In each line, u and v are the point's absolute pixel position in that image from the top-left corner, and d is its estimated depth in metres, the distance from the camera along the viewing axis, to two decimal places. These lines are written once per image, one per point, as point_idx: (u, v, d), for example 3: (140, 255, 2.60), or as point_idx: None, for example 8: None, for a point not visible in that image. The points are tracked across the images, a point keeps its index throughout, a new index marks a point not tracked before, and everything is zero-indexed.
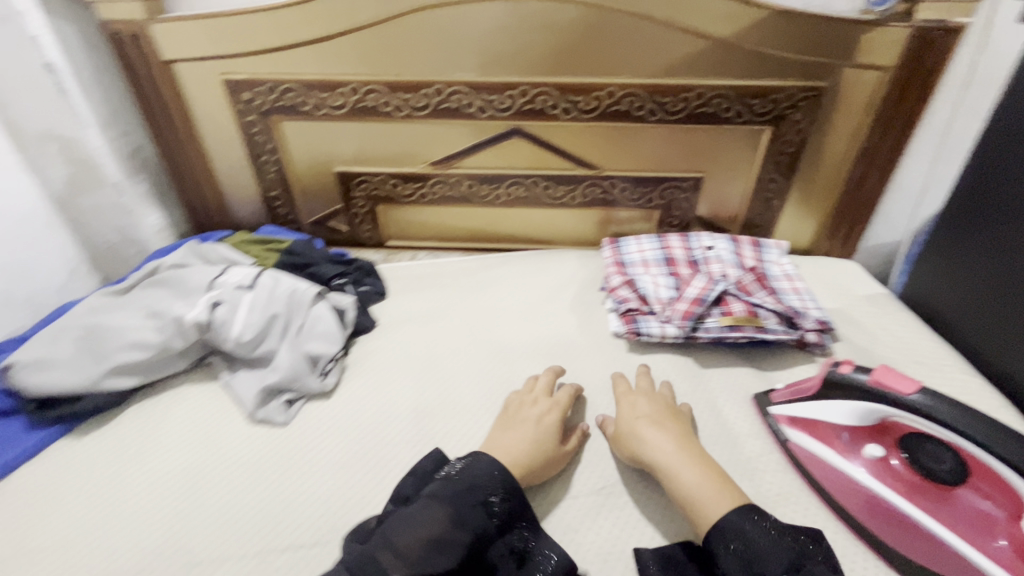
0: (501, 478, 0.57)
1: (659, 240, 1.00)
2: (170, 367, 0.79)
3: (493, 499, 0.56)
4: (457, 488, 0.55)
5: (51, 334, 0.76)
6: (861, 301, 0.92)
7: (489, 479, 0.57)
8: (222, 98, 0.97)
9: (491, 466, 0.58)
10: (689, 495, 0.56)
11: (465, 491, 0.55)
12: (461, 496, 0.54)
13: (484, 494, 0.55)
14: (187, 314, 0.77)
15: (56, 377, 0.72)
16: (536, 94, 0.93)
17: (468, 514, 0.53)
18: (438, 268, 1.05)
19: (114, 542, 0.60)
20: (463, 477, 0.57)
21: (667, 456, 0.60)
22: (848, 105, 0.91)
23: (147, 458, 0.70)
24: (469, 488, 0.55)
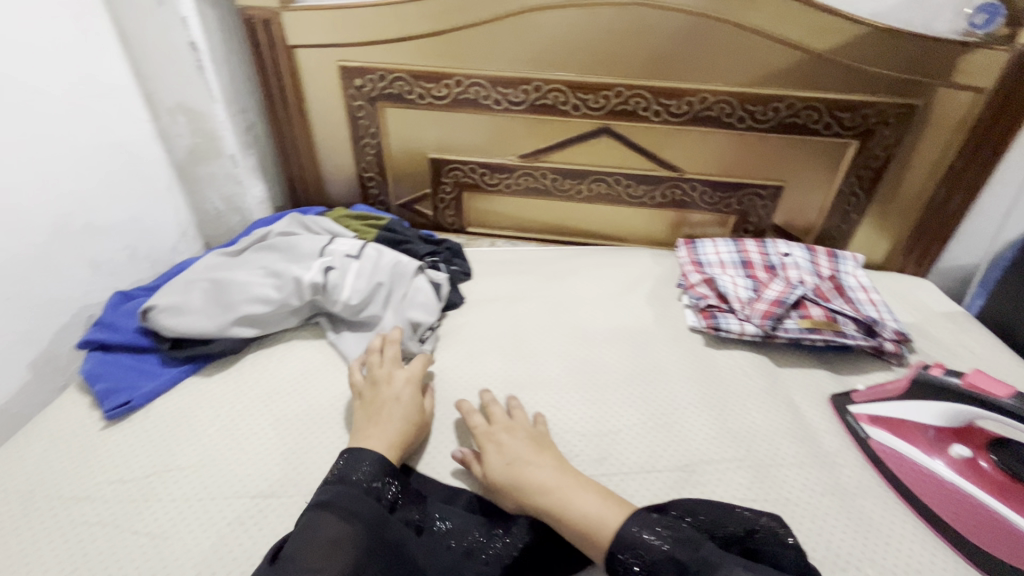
0: (380, 469, 0.61)
1: (736, 243, 1.03)
2: (284, 323, 0.86)
3: (379, 486, 0.59)
4: (341, 487, 0.57)
5: (182, 284, 0.85)
6: (938, 318, 0.94)
7: (370, 471, 0.60)
8: (335, 83, 1.06)
9: (356, 459, 0.61)
10: (584, 517, 0.56)
11: (354, 489, 0.57)
12: (346, 494, 0.56)
13: (367, 481, 0.59)
14: (305, 276, 0.84)
15: (190, 322, 0.80)
16: (631, 96, 0.98)
17: (358, 505, 0.55)
18: (518, 255, 1.11)
19: (246, 468, 0.67)
20: (344, 476, 0.59)
21: (556, 481, 0.59)
22: (939, 124, 0.93)
23: (269, 399, 0.77)
24: (353, 483, 0.58)
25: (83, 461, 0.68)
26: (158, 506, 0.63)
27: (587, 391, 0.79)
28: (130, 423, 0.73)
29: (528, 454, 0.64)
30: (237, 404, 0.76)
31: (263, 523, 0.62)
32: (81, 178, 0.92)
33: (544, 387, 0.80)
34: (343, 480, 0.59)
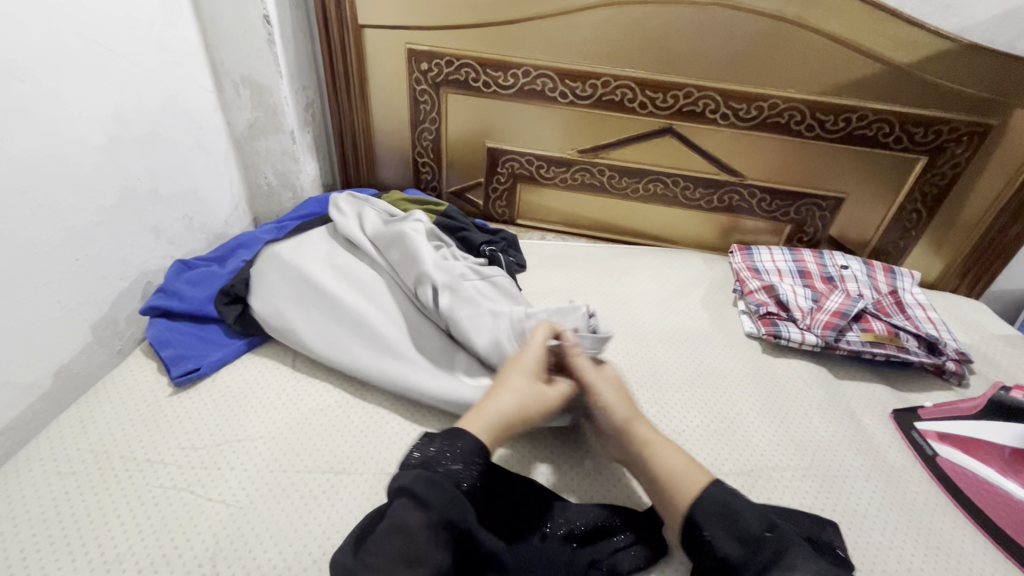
0: (472, 461, 0.54)
1: (793, 253, 1.03)
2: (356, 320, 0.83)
3: (466, 480, 0.53)
4: (421, 470, 0.51)
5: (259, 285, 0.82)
6: (996, 340, 0.93)
7: (460, 460, 0.53)
8: (401, 65, 1.06)
9: (446, 440, 0.55)
10: (668, 470, 0.57)
11: (441, 480, 0.51)
12: (426, 479, 0.50)
13: (452, 468, 0.53)
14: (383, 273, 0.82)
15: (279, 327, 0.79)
16: (700, 97, 0.97)
17: (437, 495, 0.50)
18: (569, 250, 1.11)
19: (316, 443, 0.67)
20: (435, 462, 0.53)
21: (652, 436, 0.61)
22: (1013, 146, 0.92)
23: (333, 378, 0.77)
24: (435, 468, 0.52)
25: (154, 425, 0.68)
26: (231, 475, 0.63)
27: (650, 391, 0.79)
28: (198, 392, 0.73)
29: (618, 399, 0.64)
30: (302, 379, 0.76)
31: (335, 499, 0.62)
32: (148, 143, 0.92)
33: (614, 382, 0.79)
34: (427, 465, 0.53)
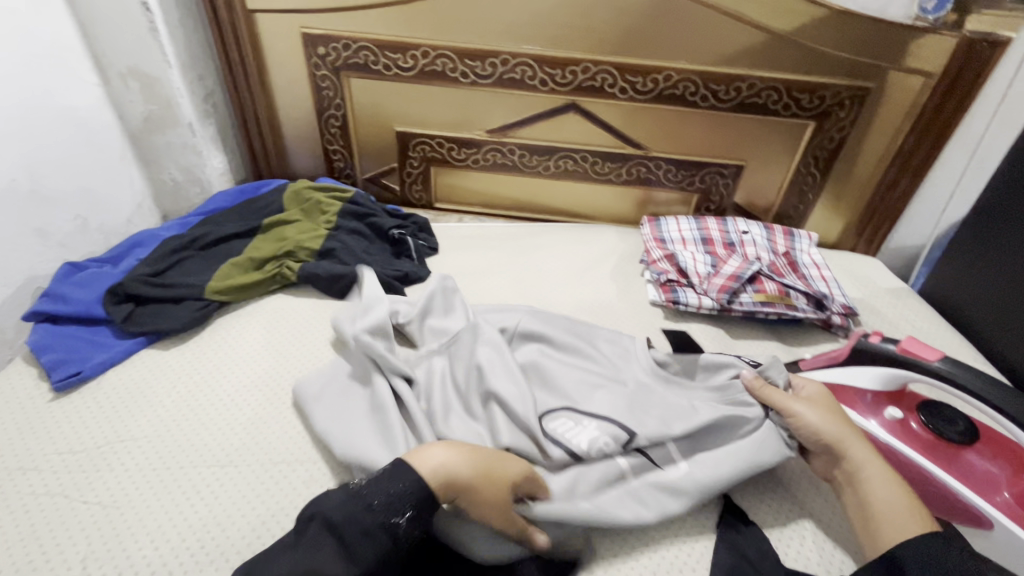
0: (418, 495, 0.51)
1: (698, 221, 1.06)
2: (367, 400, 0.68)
3: (400, 518, 0.49)
4: (355, 508, 0.49)
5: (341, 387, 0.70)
6: (884, 294, 0.98)
7: (402, 496, 0.50)
8: (299, 50, 1.04)
9: (392, 475, 0.51)
10: (882, 505, 0.54)
11: (363, 513, 0.49)
12: (355, 522, 0.48)
13: (394, 514, 0.49)
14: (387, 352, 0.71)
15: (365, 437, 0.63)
16: (597, 71, 0.98)
17: (366, 544, 0.48)
18: (484, 231, 1.11)
19: (204, 438, 0.66)
20: (369, 494, 0.50)
21: (872, 466, 0.57)
22: (890, 107, 0.96)
23: (226, 373, 0.75)
24: (373, 517, 0.49)
25: (30, 431, 0.66)
26: (109, 477, 0.62)
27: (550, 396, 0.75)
28: (81, 395, 0.71)
29: (830, 428, 0.60)
30: (194, 374, 0.74)
31: (218, 491, 0.61)
32: (26, 142, 0.87)
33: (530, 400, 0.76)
34: (359, 492, 0.51)
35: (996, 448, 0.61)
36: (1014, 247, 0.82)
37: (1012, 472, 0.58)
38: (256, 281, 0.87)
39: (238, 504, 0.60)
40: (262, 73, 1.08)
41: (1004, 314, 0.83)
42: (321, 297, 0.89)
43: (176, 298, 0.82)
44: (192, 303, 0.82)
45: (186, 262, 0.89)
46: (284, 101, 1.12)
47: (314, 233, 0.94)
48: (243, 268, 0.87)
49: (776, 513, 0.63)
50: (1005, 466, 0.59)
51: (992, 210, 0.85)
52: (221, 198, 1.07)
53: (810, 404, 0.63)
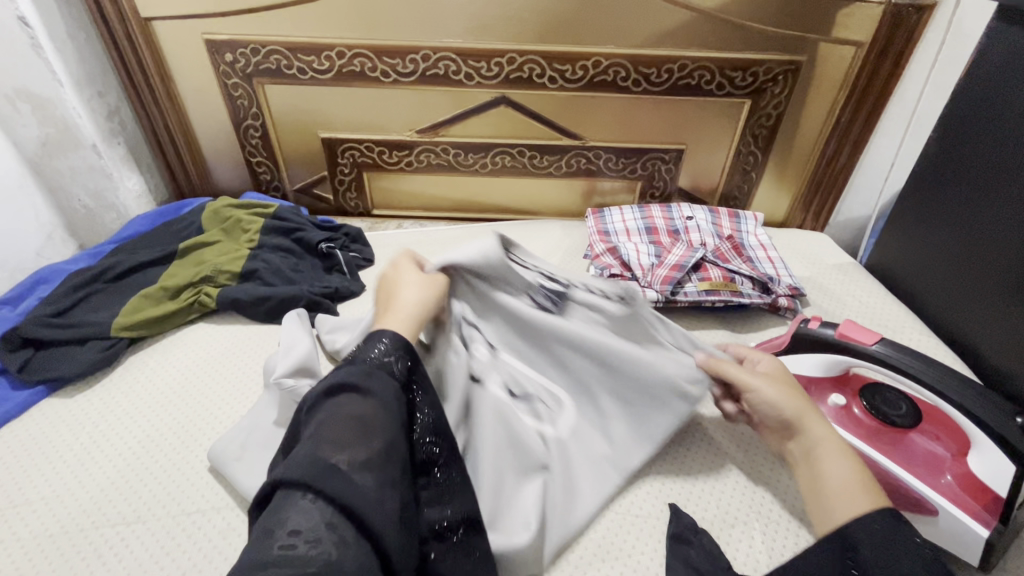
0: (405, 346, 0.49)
1: (642, 210, 1.03)
2: None
3: (398, 367, 0.47)
4: (358, 367, 0.45)
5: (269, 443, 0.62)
6: (831, 270, 0.97)
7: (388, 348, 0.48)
8: (205, 59, 0.97)
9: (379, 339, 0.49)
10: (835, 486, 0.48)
11: (371, 369, 0.45)
12: (371, 375, 0.45)
13: (391, 363, 0.47)
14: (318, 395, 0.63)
15: None
16: (523, 62, 0.94)
17: (387, 393, 0.45)
18: (423, 236, 1.06)
19: (112, 493, 0.61)
20: (365, 358, 0.47)
21: (826, 442, 0.51)
22: (824, 80, 0.94)
23: (137, 417, 0.69)
24: (378, 365, 0.46)
25: None
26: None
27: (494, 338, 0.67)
28: None
29: (788, 405, 0.54)
30: (102, 421, 0.69)
31: (124, 553, 0.56)
32: None
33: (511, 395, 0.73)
34: (354, 361, 0.47)
35: (941, 428, 0.59)
36: (951, 214, 0.81)
37: (956, 454, 0.56)
38: (171, 312, 0.80)
39: (145, 564, 0.55)
40: (168, 85, 1.01)
41: (945, 282, 0.83)
42: (245, 323, 0.83)
43: (79, 339, 0.75)
44: (96, 343, 0.75)
45: (93, 297, 0.82)
46: (197, 113, 1.05)
47: (236, 254, 0.88)
48: (157, 299, 0.81)
49: (717, 517, 0.60)
50: (949, 447, 0.57)
51: (928, 177, 0.84)
52: (134, 223, 0.99)
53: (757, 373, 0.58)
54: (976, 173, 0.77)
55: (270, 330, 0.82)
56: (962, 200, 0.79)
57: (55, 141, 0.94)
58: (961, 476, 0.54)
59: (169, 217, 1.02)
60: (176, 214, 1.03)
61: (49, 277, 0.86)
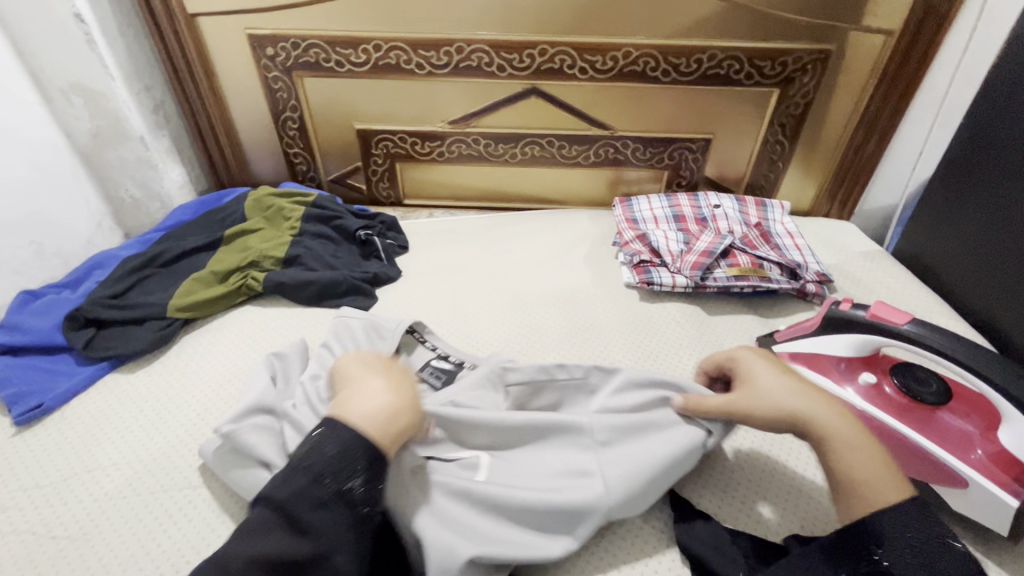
0: (360, 458, 0.47)
1: (669, 198, 1.04)
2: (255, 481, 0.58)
3: (350, 487, 0.46)
4: (296, 482, 0.45)
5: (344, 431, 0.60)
6: (858, 257, 0.98)
7: (342, 460, 0.46)
8: (247, 53, 1.01)
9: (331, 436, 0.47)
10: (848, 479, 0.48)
11: (310, 485, 0.45)
12: (304, 498, 0.44)
13: (342, 482, 0.45)
14: (252, 435, 0.60)
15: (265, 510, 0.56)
16: (555, 53, 0.96)
17: (322, 516, 0.44)
18: (454, 225, 1.09)
19: (176, 461, 0.65)
20: (305, 465, 0.46)
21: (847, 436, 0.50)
22: (854, 68, 0.95)
23: (194, 392, 0.73)
24: (318, 481, 0.45)
25: None
26: (77, 509, 0.60)
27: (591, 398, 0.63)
28: (45, 427, 0.69)
29: (778, 405, 0.53)
30: (161, 396, 0.73)
31: (192, 515, 0.60)
32: None
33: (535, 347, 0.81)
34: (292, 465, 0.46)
35: (970, 405, 0.60)
36: (983, 201, 0.81)
37: (985, 429, 0.57)
38: (220, 295, 0.84)
39: (212, 526, 0.59)
40: (211, 78, 1.04)
41: (975, 267, 0.83)
42: (290, 306, 0.87)
43: (138, 318, 0.80)
44: (153, 323, 0.80)
45: (147, 281, 0.86)
46: (238, 106, 1.09)
47: (279, 240, 0.92)
48: (207, 282, 0.86)
49: (728, 506, 0.60)
50: (977, 423, 0.59)
51: (957, 165, 0.85)
52: (180, 212, 1.04)
53: (784, 380, 0.55)
54: (1007, 160, 0.77)
55: (314, 311, 0.86)
56: (993, 186, 0.79)
57: (105, 133, 0.98)
58: (991, 450, 0.56)
59: (212, 206, 1.06)
60: (218, 203, 1.07)
61: (104, 261, 0.91)
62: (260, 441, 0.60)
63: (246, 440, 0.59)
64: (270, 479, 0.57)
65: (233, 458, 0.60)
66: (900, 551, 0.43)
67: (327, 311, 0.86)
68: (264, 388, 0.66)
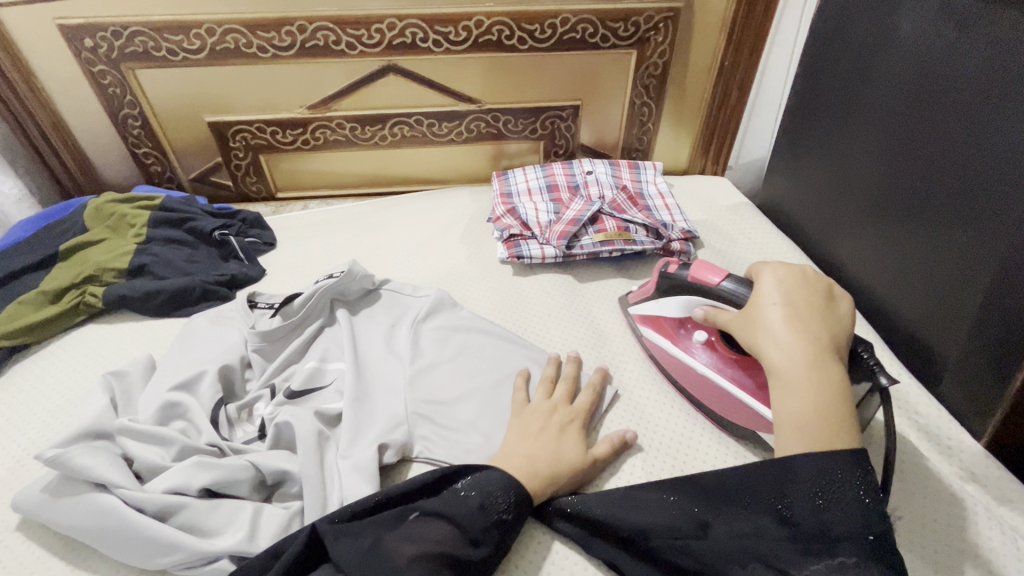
0: (518, 490, 0.52)
1: (544, 168, 1.04)
2: (90, 504, 0.53)
3: (506, 514, 0.51)
4: (469, 503, 0.51)
5: (231, 432, 0.64)
6: (724, 211, 1.01)
7: (504, 491, 0.52)
8: (64, 46, 0.91)
9: (495, 477, 0.53)
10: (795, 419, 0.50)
11: (476, 506, 0.51)
12: (471, 516, 0.50)
13: (501, 508, 0.51)
14: (85, 458, 0.55)
15: (108, 535, 0.52)
16: (404, 27, 0.92)
17: (481, 534, 0.50)
18: (328, 215, 1.04)
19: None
20: (475, 491, 0.52)
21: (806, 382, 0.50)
22: (703, 23, 0.97)
23: (19, 426, 0.67)
24: (482, 506, 0.51)
25: None
26: None
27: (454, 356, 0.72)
28: None
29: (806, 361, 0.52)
30: None
31: (9, 561, 0.55)
32: None
33: (399, 308, 0.80)
34: (465, 493, 0.52)
35: None
36: (821, 148, 0.85)
37: None
38: (52, 317, 0.77)
39: (31, 569, 0.54)
40: (28, 77, 0.94)
41: (820, 212, 0.87)
42: (136, 320, 0.81)
43: None
44: None
45: None
46: (68, 105, 0.99)
47: (121, 250, 0.85)
48: (37, 304, 0.78)
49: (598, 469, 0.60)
50: None
51: (799, 113, 0.88)
52: (12, 229, 0.94)
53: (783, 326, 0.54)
54: (836, 105, 0.81)
55: (163, 323, 0.80)
56: (830, 131, 0.83)
57: None
58: None
59: (54, 219, 0.95)
60: (60, 215, 0.96)
61: None
62: (96, 461, 0.55)
63: (79, 462, 0.54)
64: (112, 501, 0.53)
65: (68, 485, 0.55)
66: (797, 500, 0.47)
67: (178, 321, 0.80)
68: (99, 410, 0.61)
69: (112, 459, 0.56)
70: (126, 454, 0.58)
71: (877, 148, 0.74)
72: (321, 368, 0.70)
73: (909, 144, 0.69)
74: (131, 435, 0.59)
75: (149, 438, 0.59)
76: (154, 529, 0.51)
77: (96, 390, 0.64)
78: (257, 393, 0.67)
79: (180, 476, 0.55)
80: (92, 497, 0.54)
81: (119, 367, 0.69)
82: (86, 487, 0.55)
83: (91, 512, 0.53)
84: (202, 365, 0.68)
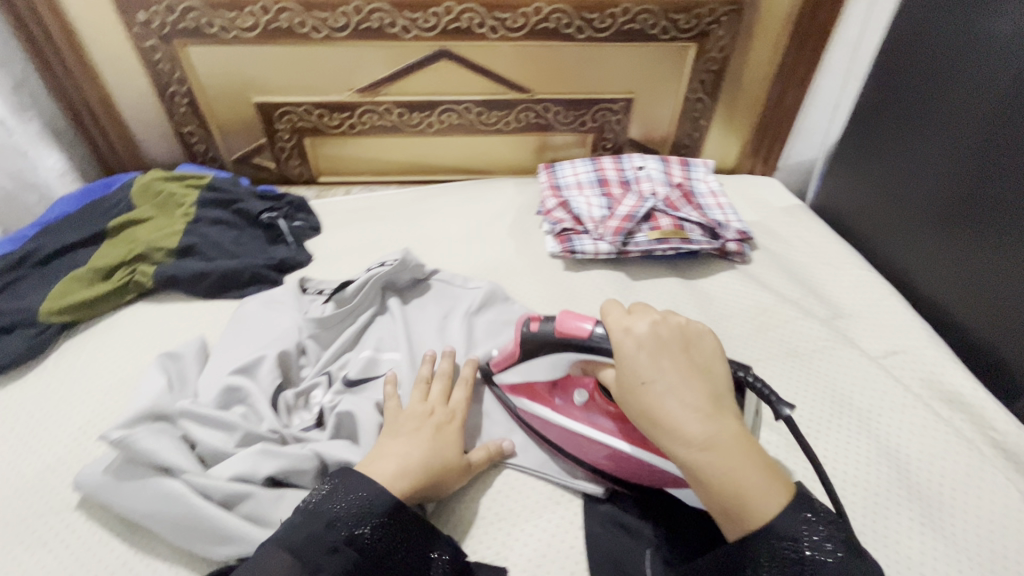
0: (365, 500, 0.49)
1: (593, 162, 1.01)
2: (155, 488, 0.52)
3: (362, 530, 0.48)
4: (304, 525, 0.47)
5: (290, 420, 0.63)
6: (778, 213, 0.98)
7: (349, 510, 0.48)
8: (116, 19, 0.89)
9: (346, 488, 0.49)
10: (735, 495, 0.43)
11: (321, 527, 0.47)
12: (314, 541, 0.46)
13: (351, 527, 0.47)
14: (150, 441, 0.54)
15: (172, 521, 0.51)
16: (461, 11, 0.90)
17: (331, 559, 0.46)
18: (372, 201, 1.03)
19: (53, 481, 0.59)
20: (319, 510, 0.48)
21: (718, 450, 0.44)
22: (766, 17, 0.94)
23: (74, 403, 0.66)
24: (330, 524, 0.47)
25: None
26: None
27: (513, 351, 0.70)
28: None
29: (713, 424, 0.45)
30: (37, 411, 0.65)
31: (72, 541, 0.54)
32: None
33: (453, 300, 0.78)
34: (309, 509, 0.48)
35: None
36: (890, 151, 0.82)
37: None
38: (103, 295, 0.77)
39: (94, 550, 0.54)
40: (78, 50, 0.92)
41: (883, 217, 0.85)
42: (185, 301, 0.80)
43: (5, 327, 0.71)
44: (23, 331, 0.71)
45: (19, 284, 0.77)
46: (115, 79, 0.97)
47: (169, 230, 0.83)
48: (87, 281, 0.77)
49: None
50: None
51: (867, 114, 0.86)
52: (57, 204, 0.93)
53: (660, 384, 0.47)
54: (910, 107, 0.78)
55: (213, 305, 0.79)
56: (901, 134, 0.80)
57: None
58: None
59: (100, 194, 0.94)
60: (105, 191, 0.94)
61: None
62: (159, 445, 0.54)
63: (143, 445, 0.53)
64: (177, 486, 0.52)
65: (130, 468, 0.54)
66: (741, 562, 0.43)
67: (229, 303, 0.79)
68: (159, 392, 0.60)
69: (174, 443, 0.55)
70: (188, 438, 0.57)
71: (955, 152, 0.72)
72: (378, 358, 0.69)
73: (993, 150, 0.67)
74: (193, 419, 0.58)
75: (211, 423, 0.58)
76: (221, 517, 0.50)
77: (154, 371, 0.63)
78: (314, 380, 0.66)
79: (244, 463, 0.54)
80: (156, 481, 0.53)
81: (175, 348, 0.68)
82: (149, 471, 0.54)
83: (156, 497, 0.52)
84: (259, 350, 0.67)
